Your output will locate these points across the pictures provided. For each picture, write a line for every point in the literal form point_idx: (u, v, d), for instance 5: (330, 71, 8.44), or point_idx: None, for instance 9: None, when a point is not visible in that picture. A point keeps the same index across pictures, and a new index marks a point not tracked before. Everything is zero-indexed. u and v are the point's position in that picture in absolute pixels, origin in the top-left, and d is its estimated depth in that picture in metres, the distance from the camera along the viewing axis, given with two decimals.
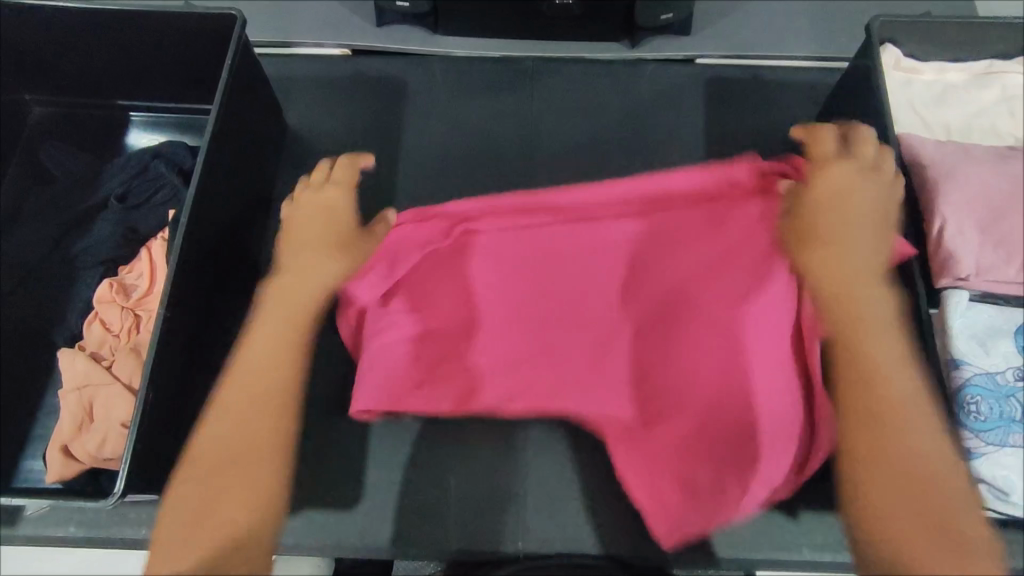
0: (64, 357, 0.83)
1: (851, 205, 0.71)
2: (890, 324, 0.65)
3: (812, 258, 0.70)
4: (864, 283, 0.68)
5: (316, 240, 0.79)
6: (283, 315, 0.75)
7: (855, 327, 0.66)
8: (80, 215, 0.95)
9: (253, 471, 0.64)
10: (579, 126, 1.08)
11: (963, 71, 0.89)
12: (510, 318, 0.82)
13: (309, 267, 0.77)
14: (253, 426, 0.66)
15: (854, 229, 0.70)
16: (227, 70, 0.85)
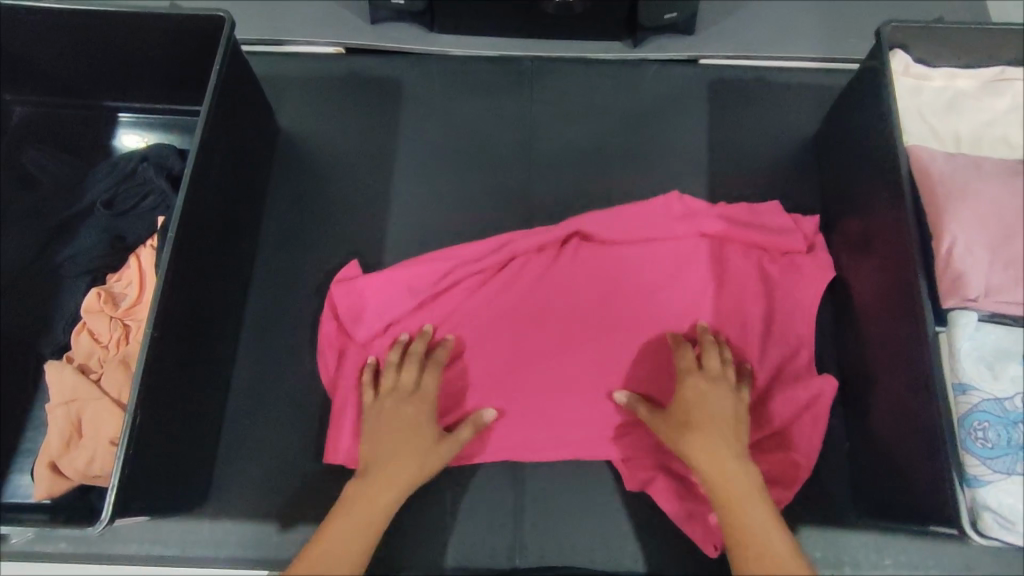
0: (51, 370, 0.81)
1: (720, 422, 0.74)
2: (758, 494, 0.69)
3: (699, 454, 0.71)
4: (727, 464, 0.71)
5: (400, 446, 0.76)
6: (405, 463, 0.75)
7: (724, 495, 0.70)
8: (66, 221, 0.92)
9: None
10: (580, 129, 1.05)
11: (974, 77, 0.86)
12: (489, 360, 0.87)
13: (405, 453, 0.76)
14: (347, 557, 0.69)
15: (722, 450, 0.72)
16: (216, 75, 0.82)
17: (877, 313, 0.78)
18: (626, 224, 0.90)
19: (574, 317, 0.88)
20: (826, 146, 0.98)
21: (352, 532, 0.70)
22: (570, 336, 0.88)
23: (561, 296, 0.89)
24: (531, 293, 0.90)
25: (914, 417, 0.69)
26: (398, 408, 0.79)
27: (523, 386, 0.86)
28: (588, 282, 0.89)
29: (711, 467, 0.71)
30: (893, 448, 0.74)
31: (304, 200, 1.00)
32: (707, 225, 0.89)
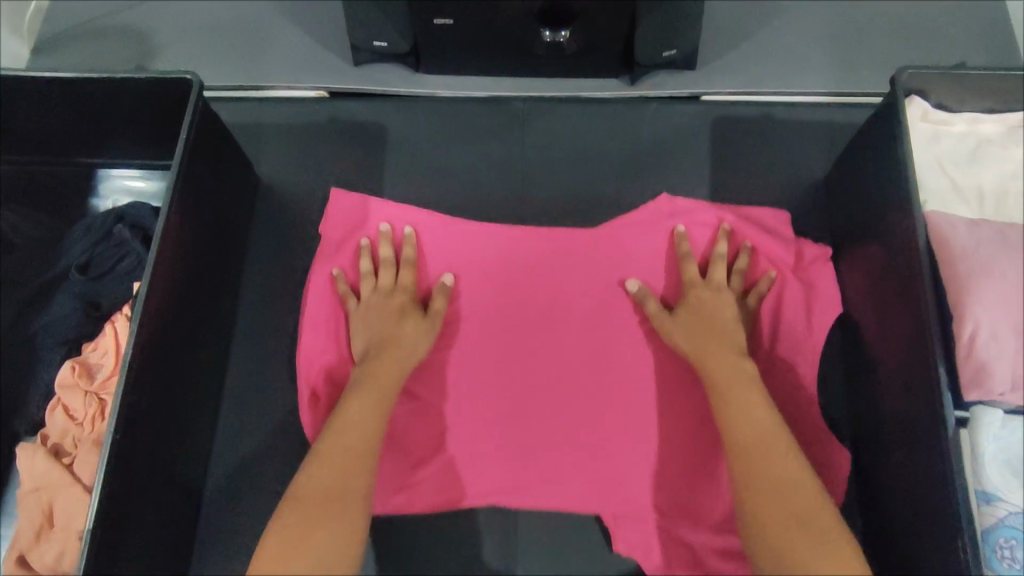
0: (22, 453, 0.78)
1: (712, 321, 0.78)
2: (755, 383, 0.73)
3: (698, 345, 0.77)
4: (723, 355, 0.75)
5: (387, 326, 0.81)
6: (398, 353, 0.79)
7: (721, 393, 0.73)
8: (41, 288, 0.89)
9: (357, 480, 0.69)
10: (574, 172, 0.99)
11: (999, 123, 0.79)
12: (476, 373, 0.86)
13: (397, 333, 0.80)
14: (358, 441, 0.71)
15: (713, 348, 0.76)
16: (183, 144, 0.78)
17: (891, 389, 0.72)
18: (613, 258, 0.89)
19: (559, 326, 0.88)
20: (837, 190, 0.92)
21: (359, 416, 0.73)
22: (560, 375, 0.86)
23: (545, 305, 0.88)
24: (513, 302, 0.89)
25: (931, 517, 0.63)
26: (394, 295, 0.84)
27: (514, 425, 0.84)
28: (569, 289, 0.89)
29: (698, 345, 0.77)
30: (907, 538, 0.68)
31: (286, 255, 0.96)
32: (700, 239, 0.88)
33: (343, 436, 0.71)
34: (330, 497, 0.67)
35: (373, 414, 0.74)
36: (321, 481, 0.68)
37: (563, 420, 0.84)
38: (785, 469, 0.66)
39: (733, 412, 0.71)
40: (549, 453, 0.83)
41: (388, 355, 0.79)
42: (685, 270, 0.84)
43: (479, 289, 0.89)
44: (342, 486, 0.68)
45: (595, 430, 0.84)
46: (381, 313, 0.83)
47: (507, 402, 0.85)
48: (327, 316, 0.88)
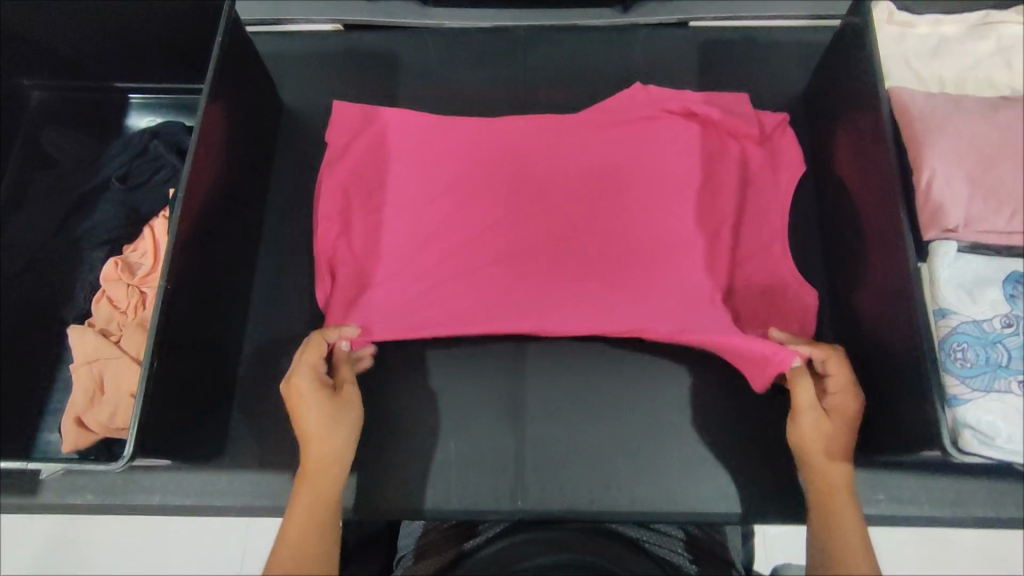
0: (74, 333, 0.86)
1: (839, 439, 0.74)
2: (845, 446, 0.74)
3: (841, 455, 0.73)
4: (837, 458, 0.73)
5: (321, 412, 0.74)
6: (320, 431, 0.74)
7: (841, 509, 0.70)
8: (84, 196, 0.97)
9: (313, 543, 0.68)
10: (573, 93, 1.07)
11: (958, 23, 0.87)
12: (475, 240, 0.93)
13: (317, 433, 0.74)
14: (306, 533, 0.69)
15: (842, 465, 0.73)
16: (217, 49, 0.86)
17: (866, 254, 0.80)
18: (596, 126, 0.98)
19: (549, 195, 0.95)
20: (816, 99, 1.00)
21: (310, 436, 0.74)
22: (552, 223, 0.94)
23: (534, 178, 0.97)
24: (504, 177, 0.97)
25: (900, 349, 0.71)
26: (303, 380, 0.75)
27: (510, 267, 0.91)
28: (557, 161, 0.97)
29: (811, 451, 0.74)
30: (883, 381, 0.76)
31: (308, 169, 1.04)
32: (671, 104, 0.97)
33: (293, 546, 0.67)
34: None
35: (315, 510, 0.71)
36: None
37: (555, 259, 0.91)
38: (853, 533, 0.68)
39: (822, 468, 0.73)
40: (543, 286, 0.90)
41: (306, 406, 0.74)
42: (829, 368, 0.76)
43: (473, 166, 0.98)
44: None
45: (590, 278, 0.90)
46: (301, 400, 0.74)
47: (504, 247, 0.93)
48: (340, 200, 0.98)
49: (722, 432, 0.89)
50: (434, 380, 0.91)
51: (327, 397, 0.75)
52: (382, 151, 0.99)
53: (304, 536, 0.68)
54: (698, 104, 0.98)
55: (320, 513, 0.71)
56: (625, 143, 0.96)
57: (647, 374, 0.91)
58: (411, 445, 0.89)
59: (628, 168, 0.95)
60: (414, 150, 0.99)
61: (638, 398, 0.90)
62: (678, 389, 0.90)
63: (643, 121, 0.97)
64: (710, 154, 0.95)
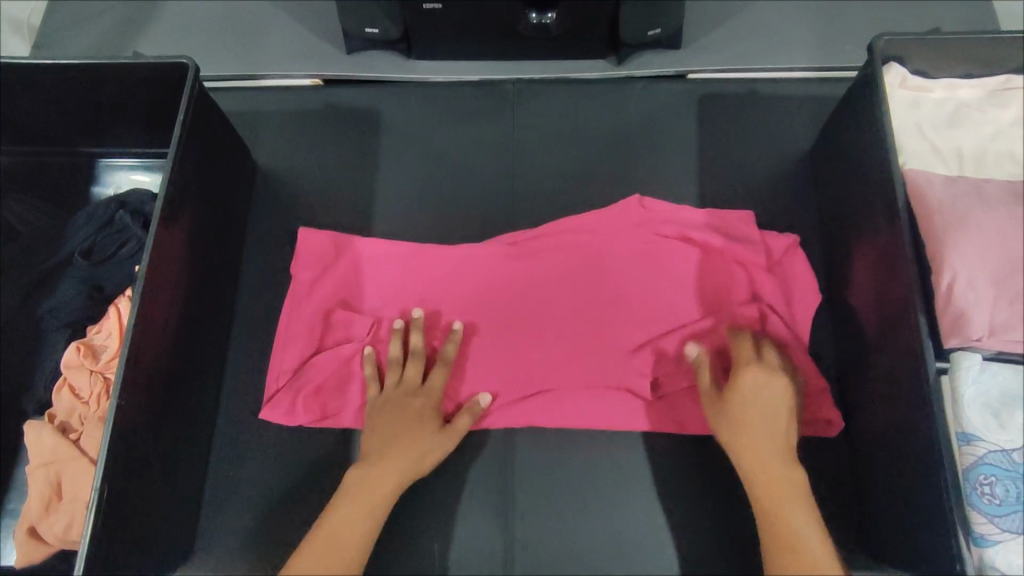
0: (31, 430, 0.80)
1: (756, 411, 0.75)
2: (768, 421, 0.75)
3: (745, 435, 0.74)
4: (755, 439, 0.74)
5: (404, 428, 0.80)
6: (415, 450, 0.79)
7: (770, 496, 0.72)
8: (46, 273, 0.91)
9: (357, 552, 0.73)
10: (565, 151, 1.01)
11: (976, 87, 0.81)
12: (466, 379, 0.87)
13: (407, 442, 0.79)
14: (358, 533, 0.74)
15: (765, 451, 0.74)
16: (178, 127, 0.79)
17: (879, 348, 0.73)
18: (598, 248, 0.92)
19: (541, 325, 0.89)
20: (822, 160, 0.94)
21: (407, 452, 0.79)
22: (549, 347, 0.88)
23: (525, 307, 0.90)
24: (493, 309, 0.90)
25: (914, 466, 0.66)
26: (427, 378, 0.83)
27: (510, 406, 0.86)
28: (547, 290, 0.91)
29: (741, 435, 0.74)
30: (897, 493, 0.70)
31: (284, 237, 0.98)
32: (663, 227, 0.91)
33: (362, 503, 0.76)
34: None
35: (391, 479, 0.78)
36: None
37: (557, 396, 0.86)
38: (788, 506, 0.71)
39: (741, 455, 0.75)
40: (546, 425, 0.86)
41: (410, 424, 0.80)
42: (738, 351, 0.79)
43: (458, 296, 0.91)
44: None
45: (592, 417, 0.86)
46: (413, 418, 0.81)
47: (500, 378, 0.87)
48: (307, 345, 0.88)
49: (721, 530, 0.84)
50: (416, 472, 0.86)
51: (430, 427, 0.81)
52: (358, 289, 0.92)
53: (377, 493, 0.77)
54: (695, 228, 0.91)
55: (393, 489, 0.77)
56: (619, 269, 0.91)
57: (642, 468, 0.86)
58: (392, 544, 0.84)
59: (625, 300, 0.89)
60: (398, 273, 0.92)
61: (630, 494, 0.85)
62: (677, 484, 0.85)
63: (634, 242, 0.91)
64: (708, 283, 0.89)
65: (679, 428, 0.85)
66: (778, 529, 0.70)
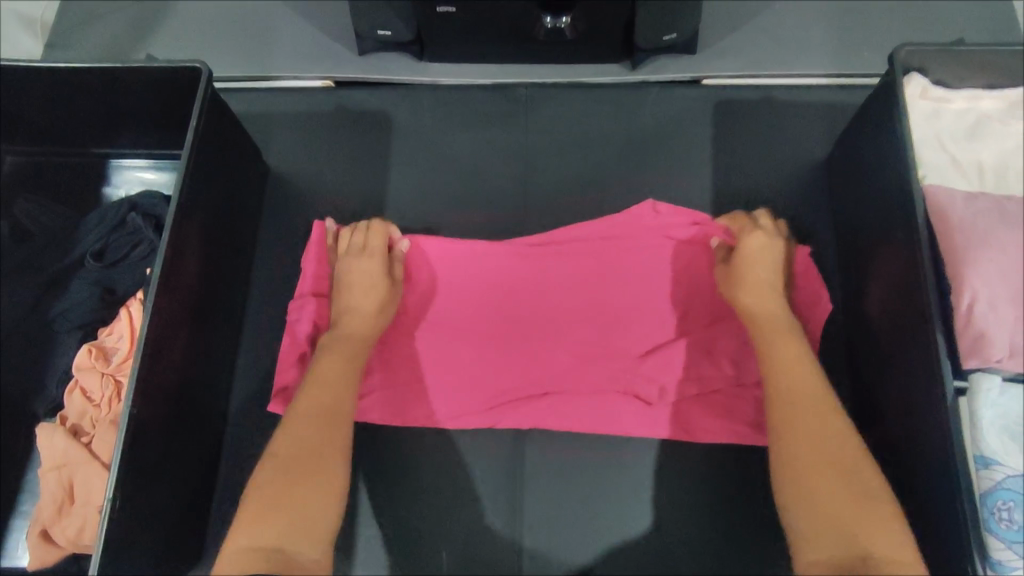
0: (43, 432, 0.80)
1: (761, 271, 0.81)
2: (770, 286, 0.81)
3: (752, 292, 0.80)
4: (764, 301, 0.80)
5: (360, 293, 0.85)
6: (368, 324, 0.83)
7: (763, 337, 0.77)
8: (58, 274, 0.91)
9: (332, 436, 0.73)
10: (578, 156, 1.00)
11: (998, 98, 0.80)
12: (471, 381, 0.87)
13: (362, 312, 0.84)
14: (315, 430, 0.73)
15: (769, 301, 0.80)
16: (191, 130, 0.79)
17: (892, 363, 0.73)
18: (611, 252, 0.91)
19: (552, 328, 0.89)
20: (838, 169, 0.92)
21: (362, 316, 0.84)
22: (558, 351, 0.88)
23: (534, 308, 0.90)
24: (502, 309, 0.90)
25: (929, 485, 0.65)
26: (358, 268, 0.86)
27: (516, 408, 0.86)
28: (558, 292, 0.90)
29: (749, 290, 0.80)
30: (911, 511, 0.69)
31: (294, 240, 0.98)
32: (679, 232, 0.91)
33: (317, 397, 0.76)
34: (300, 462, 0.70)
35: (342, 369, 0.79)
36: (281, 469, 0.69)
37: (564, 398, 0.86)
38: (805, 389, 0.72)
39: (751, 312, 0.80)
40: (552, 428, 0.86)
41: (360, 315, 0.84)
42: (739, 223, 0.86)
43: (467, 296, 0.90)
44: (299, 482, 0.69)
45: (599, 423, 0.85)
46: (359, 294, 0.85)
47: (509, 382, 0.87)
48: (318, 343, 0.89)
49: (731, 543, 0.83)
50: (426, 478, 0.86)
51: (381, 283, 0.86)
52: None
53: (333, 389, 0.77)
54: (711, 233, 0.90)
55: (346, 378, 0.78)
56: (632, 274, 0.90)
57: (654, 478, 0.85)
58: (401, 551, 0.84)
59: (636, 303, 0.89)
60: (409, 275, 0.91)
61: (642, 504, 0.84)
62: (686, 495, 0.84)
63: (649, 249, 0.91)
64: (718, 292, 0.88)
65: (688, 436, 0.84)
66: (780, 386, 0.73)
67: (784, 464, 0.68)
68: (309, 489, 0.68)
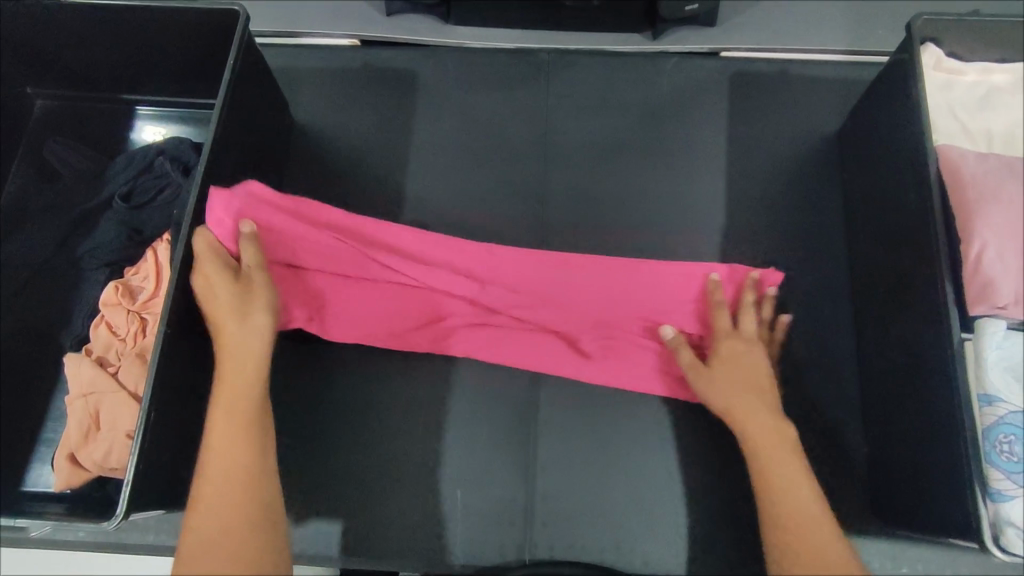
0: (71, 362, 0.82)
1: (747, 384, 0.77)
2: (749, 382, 0.77)
3: (724, 400, 0.77)
4: (755, 420, 0.75)
5: (229, 311, 0.75)
6: (244, 347, 0.74)
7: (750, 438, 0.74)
8: (86, 213, 0.92)
9: (249, 470, 0.68)
10: (598, 120, 1.03)
11: (1009, 73, 0.83)
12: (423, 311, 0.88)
13: (236, 331, 0.74)
14: (232, 469, 0.68)
15: (739, 397, 0.76)
16: (229, 71, 0.81)
17: (901, 317, 0.76)
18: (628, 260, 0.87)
19: (579, 293, 0.87)
20: (850, 140, 0.95)
21: (246, 342, 0.74)
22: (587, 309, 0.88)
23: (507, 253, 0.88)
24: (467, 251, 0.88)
25: (936, 427, 0.69)
26: (243, 339, 0.74)
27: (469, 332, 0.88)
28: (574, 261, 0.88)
29: (725, 394, 0.77)
30: (916, 455, 0.73)
31: (317, 192, 1.00)
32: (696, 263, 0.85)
33: (218, 457, 0.68)
34: (225, 515, 0.65)
35: (239, 424, 0.70)
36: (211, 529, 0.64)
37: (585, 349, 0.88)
38: (795, 493, 0.70)
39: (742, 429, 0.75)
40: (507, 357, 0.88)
41: (238, 336, 0.74)
42: (716, 321, 0.81)
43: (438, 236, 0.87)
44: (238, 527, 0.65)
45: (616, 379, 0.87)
46: (230, 320, 0.75)
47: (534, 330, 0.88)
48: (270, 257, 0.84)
49: (739, 492, 0.86)
50: (444, 424, 0.88)
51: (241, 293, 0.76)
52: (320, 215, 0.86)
53: (231, 473, 0.68)
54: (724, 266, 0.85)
55: (244, 423, 0.71)
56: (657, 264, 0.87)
57: (667, 430, 0.88)
58: (418, 492, 0.86)
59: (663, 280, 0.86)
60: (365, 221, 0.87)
61: (654, 455, 0.87)
62: (697, 447, 0.87)
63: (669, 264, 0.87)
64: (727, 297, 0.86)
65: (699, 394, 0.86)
66: (768, 461, 0.73)
67: (774, 523, 0.69)
68: (254, 518, 0.66)
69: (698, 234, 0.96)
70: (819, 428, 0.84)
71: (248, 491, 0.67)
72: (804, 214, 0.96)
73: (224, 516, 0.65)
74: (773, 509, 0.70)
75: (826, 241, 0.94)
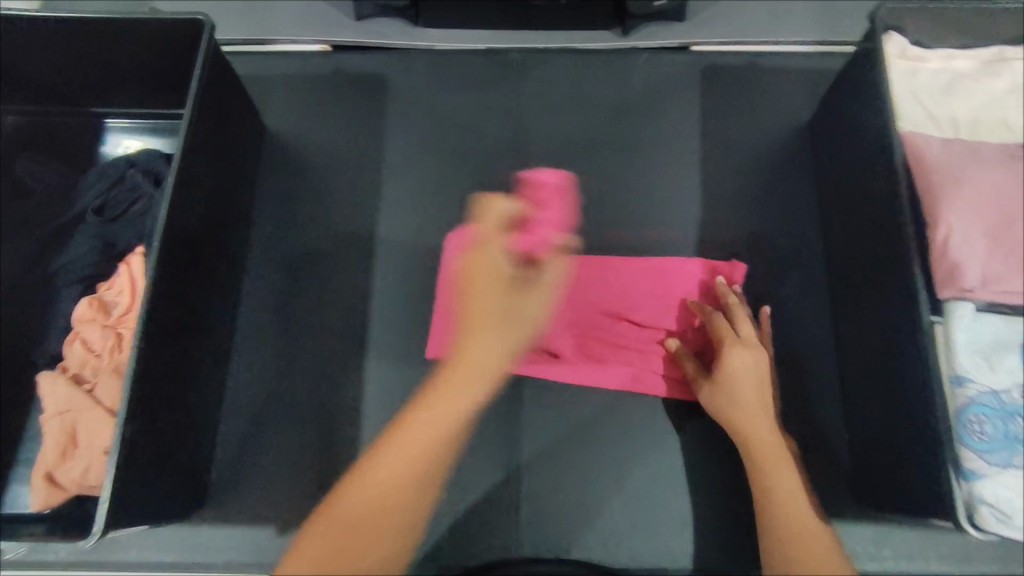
0: (45, 380, 0.81)
1: (752, 394, 0.77)
2: (758, 392, 0.78)
3: (734, 411, 0.77)
4: (761, 432, 0.76)
5: (494, 301, 0.81)
6: (487, 350, 0.77)
7: (761, 451, 0.75)
8: (57, 230, 0.91)
9: (418, 486, 0.68)
10: (571, 119, 1.03)
11: (971, 59, 0.84)
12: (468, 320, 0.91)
13: (493, 323, 0.80)
14: (401, 478, 0.67)
15: (751, 408, 0.77)
16: (195, 81, 0.81)
17: (874, 303, 0.77)
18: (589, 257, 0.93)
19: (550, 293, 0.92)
20: (820, 129, 0.96)
21: (488, 348, 0.78)
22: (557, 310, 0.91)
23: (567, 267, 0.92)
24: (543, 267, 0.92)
25: (910, 410, 0.70)
26: (486, 350, 0.77)
27: None
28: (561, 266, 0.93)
29: (736, 406, 0.77)
30: (893, 439, 0.74)
31: (293, 200, 0.99)
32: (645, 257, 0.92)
33: (395, 463, 0.68)
34: (364, 523, 0.64)
35: (434, 436, 0.70)
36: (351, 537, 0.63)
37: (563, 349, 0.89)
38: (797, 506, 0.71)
39: (750, 438, 0.76)
40: None
41: (488, 337, 0.79)
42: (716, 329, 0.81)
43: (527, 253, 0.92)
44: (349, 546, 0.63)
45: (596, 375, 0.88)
46: (488, 312, 0.80)
47: None
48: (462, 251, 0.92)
49: (722, 482, 0.87)
50: None
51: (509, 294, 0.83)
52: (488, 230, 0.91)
53: (385, 486, 0.67)
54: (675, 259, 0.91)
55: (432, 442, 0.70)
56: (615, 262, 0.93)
57: (649, 424, 0.88)
58: None
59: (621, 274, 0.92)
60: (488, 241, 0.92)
61: (637, 449, 0.87)
62: (679, 440, 0.88)
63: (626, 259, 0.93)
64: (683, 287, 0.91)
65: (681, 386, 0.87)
66: (773, 473, 0.74)
67: (776, 533, 0.69)
68: (374, 538, 0.64)
69: (674, 228, 0.97)
70: (800, 416, 0.85)
71: (385, 524, 0.65)
72: (778, 205, 0.97)
73: (351, 526, 0.64)
74: (775, 517, 0.71)
75: (801, 231, 0.95)
